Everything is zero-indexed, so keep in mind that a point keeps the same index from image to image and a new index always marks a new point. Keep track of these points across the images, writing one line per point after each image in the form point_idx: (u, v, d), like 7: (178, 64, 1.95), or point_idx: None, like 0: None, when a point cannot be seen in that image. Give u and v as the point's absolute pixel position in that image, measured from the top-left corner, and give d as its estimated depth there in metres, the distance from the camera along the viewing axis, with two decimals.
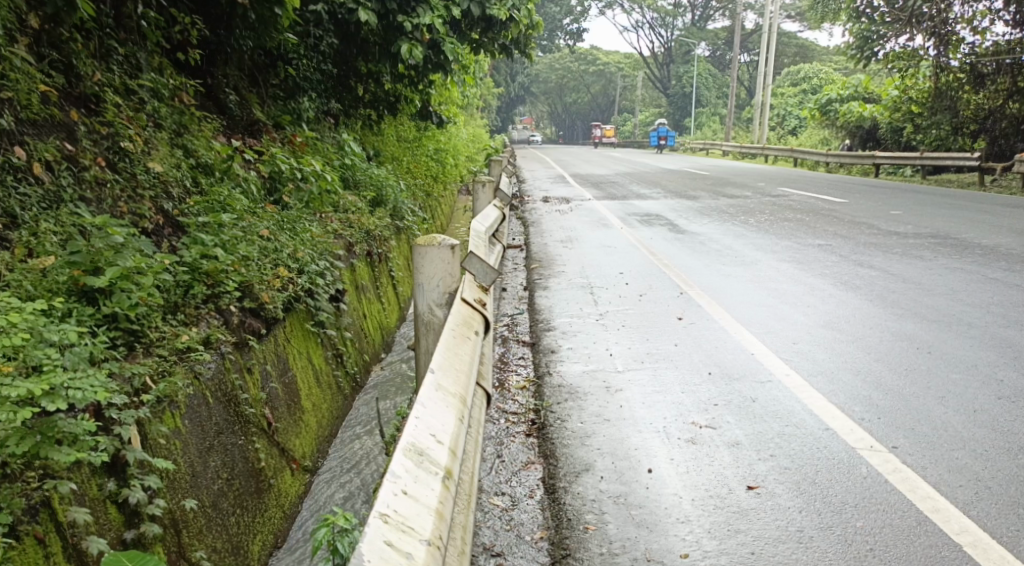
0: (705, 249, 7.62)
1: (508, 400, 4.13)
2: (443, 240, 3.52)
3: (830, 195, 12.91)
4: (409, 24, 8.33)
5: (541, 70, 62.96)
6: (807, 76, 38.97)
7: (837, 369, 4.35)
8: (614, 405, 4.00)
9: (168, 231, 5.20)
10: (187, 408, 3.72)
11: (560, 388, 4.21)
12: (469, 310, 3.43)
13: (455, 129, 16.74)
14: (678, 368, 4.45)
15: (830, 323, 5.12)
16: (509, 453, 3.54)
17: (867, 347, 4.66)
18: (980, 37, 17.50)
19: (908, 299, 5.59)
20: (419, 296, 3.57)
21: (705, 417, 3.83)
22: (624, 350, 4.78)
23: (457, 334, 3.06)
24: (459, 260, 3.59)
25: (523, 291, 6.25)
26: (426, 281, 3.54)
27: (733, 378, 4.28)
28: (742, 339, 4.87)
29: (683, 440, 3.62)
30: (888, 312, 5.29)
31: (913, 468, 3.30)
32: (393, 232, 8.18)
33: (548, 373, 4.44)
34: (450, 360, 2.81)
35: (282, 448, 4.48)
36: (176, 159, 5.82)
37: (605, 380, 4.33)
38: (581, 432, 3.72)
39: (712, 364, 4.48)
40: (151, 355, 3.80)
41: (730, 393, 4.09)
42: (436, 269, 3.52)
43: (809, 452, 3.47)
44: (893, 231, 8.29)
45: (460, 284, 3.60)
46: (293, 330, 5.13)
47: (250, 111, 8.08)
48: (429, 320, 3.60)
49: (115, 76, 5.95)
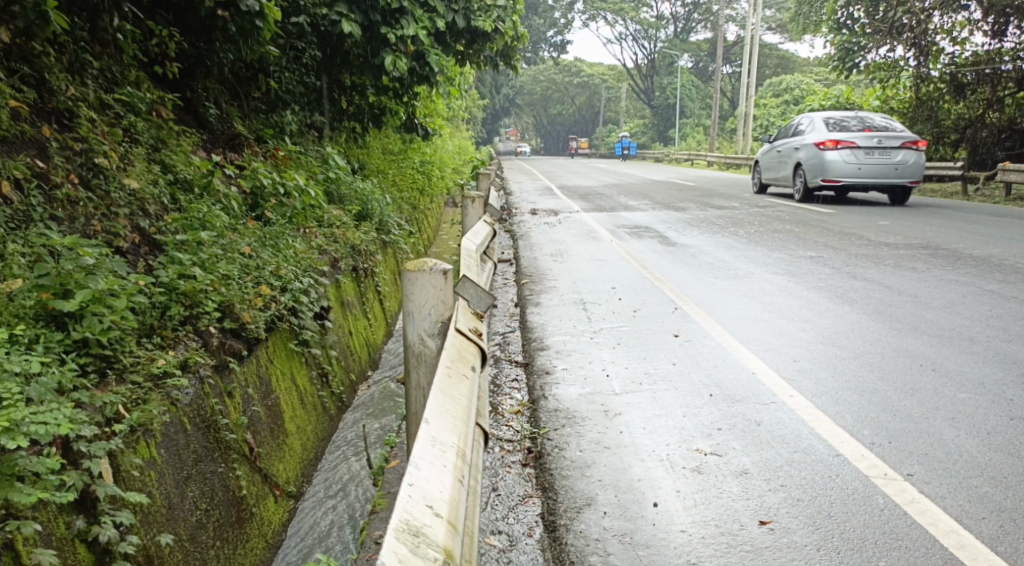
0: (696, 262, 7.52)
1: (501, 426, 3.98)
2: (434, 266, 3.34)
3: (817, 205, 12.89)
4: (393, 36, 8.24)
5: (524, 82, 63.06)
6: (789, 87, 39.16)
7: (841, 388, 4.24)
8: (614, 431, 3.86)
9: (145, 250, 5.04)
10: (163, 436, 3.57)
11: (556, 413, 4.06)
12: (463, 340, 3.23)
13: (440, 141, 16.63)
14: (677, 390, 4.32)
15: (829, 339, 5.01)
16: (505, 485, 3.40)
17: (870, 365, 4.55)
18: (960, 47, 17.61)
19: (906, 312, 5.49)
20: (409, 326, 3.39)
21: (709, 444, 3.69)
22: (621, 370, 4.64)
23: (452, 370, 2.84)
24: (451, 286, 3.41)
25: (513, 307, 6.12)
26: (416, 310, 3.36)
27: (735, 400, 4.15)
28: (741, 357, 4.75)
29: (689, 469, 3.48)
30: (887, 326, 5.19)
31: (932, 499, 3.19)
32: (378, 246, 8.04)
33: (544, 396, 4.29)
34: (444, 407, 2.51)
35: (264, 474, 4.31)
36: (153, 175, 5.66)
37: (603, 403, 4.19)
38: (582, 463, 3.57)
39: (713, 386, 4.35)
40: (125, 383, 3.64)
41: (733, 417, 3.96)
42: (427, 296, 3.34)
43: (821, 481, 3.34)
44: (883, 242, 8.22)
45: (452, 313, 3.42)
46: (276, 350, 4.97)
47: (230, 125, 7.92)
48: (420, 352, 3.40)
49: (89, 91, 5.80)
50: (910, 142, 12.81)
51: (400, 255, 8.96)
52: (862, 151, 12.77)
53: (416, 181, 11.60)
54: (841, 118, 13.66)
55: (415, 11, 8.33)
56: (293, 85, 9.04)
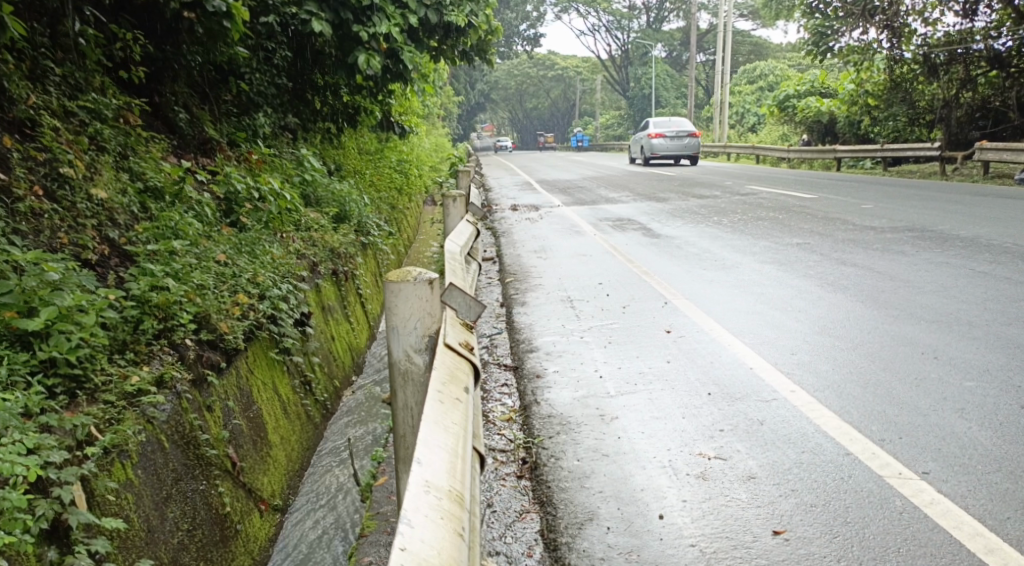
0: (682, 254, 7.42)
1: (492, 434, 3.86)
2: (418, 276, 3.08)
3: (798, 191, 12.83)
4: (365, 34, 8.09)
5: (499, 78, 62.85)
6: (762, 74, 39.20)
7: (842, 382, 4.15)
8: (610, 437, 3.74)
9: (115, 261, 4.85)
10: (140, 456, 3.42)
11: (549, 420, 3.93)
12: (452, 358, 3.02)
13: (416, 140, 16.45)
14: (673, 389, 4.21)
15: (826, 329, 4.93)
16: (500, 500, 3.28)
17: (869, 355, 4.47)
18: (932, 29, 17.66)
19: (900, 298, 5.42)
20: (394, 341, 3.15)
21: (712, 446, 3.59)
22: (614, 370, 4.53)
23: (445, 397, 2.65)
24: (438, 296, 3.16)
25: (499, 308, 5.99)
26: (401, 324, 3.12)
27: (734, 398, 4.06)
28: (736, 352, 4.65)
29: (693, 476, 3.37)
30: (883, 313, 5.12)
31: (951, 498, 3.10)
32: (358, 248, 7.87)
33: (535, 402, 4.16)
34: (436, 442, 2.34)
35: (248, 488, 4.16)
36: (121, 184, 5.48)
37: (599, 407, 4.07)
38: (580, 473, 3.45)
39: (710, 384, 4.25)
40: (97, 403, 3.48)
41: (734, 416, 3.86)
42: (413, 309, 3.09)
43: (833, 484, 3.24)
44: (869, 226, 8.17)
45: (441, 326, 3.19)
46: (256, 358, 4.82)
47: (202, 129, 7.72)
48: (406, 369, 3.18)
49: (52, 98, 5.60)
50: (692, 134, 23.46)
51: (381, 257, 8.80)
52: (668, 140, 23.84)
53: (394, 180, 11.42)
54: (661, 121, 24.81)
55: (386, 7, 8.22)
56: (265, 86, 8.85)
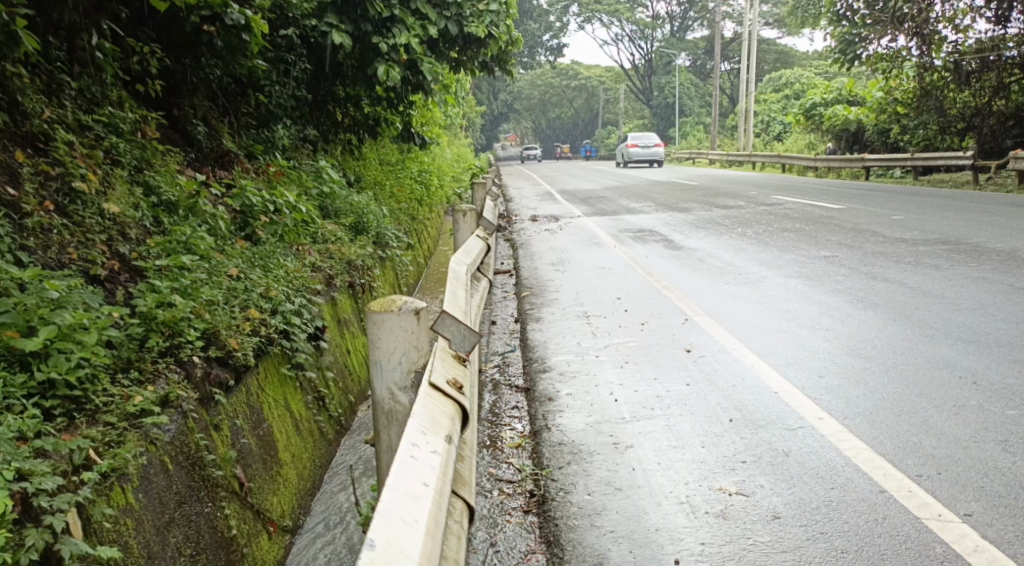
0: (705, 266, 7.24)
1: (501, 463, 3.71)
2: (403, 306, 2.95)
3: (825, 201, 12.58)
4: (385, 46, 8.00)
5: (523, 87, 62.92)
6: (789, 82, 38.81)
7: (875, 409, 3.95)
8: (625, 469, 3.57)
9: (125, 277, 4.76)
10: (141, 479, 3.32)
11: (561, 449, 3.77)
12: (437, 398, 2.81)
13: (437, 150, 16.36)
14: (692, 415, 4.04)
15: (857, 349, 4.73)
16: (505, 539, 3.13)
17: (903, 378, 4.27)
18: (963, 35, 17.32)
19: (935, 316, 5.21)
20: (378, 378, 3.02)
21: (734, 480, 3.42)
22: (630, 394, 4.36)
23: (419, 449, 2.40)
24: (426, 327, 3.03)
25: (514, 324, 5.85)
26: (384, 359, 2.99)
27: (758, 426, 3.88)
28: (761, 374, 4.47)
29: (713, 514, 3.20)
30: (918, 333, 4.92)
31: (997, 545, 2.90)
32: (376, 260, 7.77)
33: (546, 427, 4.01)
34: (400, 516, 2.08)
35: (257, 510, 4.03)
36: (135, 198, 5.41)
37: (613, 434, 3.90)
38: (590, 510, 3.29)
39: (732, 409, 4.07)
40: (97, 425, 3.38)
41: (757, 446, 3.68)
42: (397, 341, 2.96)
43: (866, 527, 3.05)
44: (900, 238, 7.93)
45: (428, 359, 3.05)
46: (267, 375, 4.72)
47: (220, 142, 7.67)
48: (391, 408, 3.05)
49: (67, 112, 5.54)
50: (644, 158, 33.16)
51: (400, 268, 8.69)
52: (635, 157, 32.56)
53: (414, 191, 11.33)
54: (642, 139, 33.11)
55: (406, 18, 8.12)
56: (284, 99, 8.77)
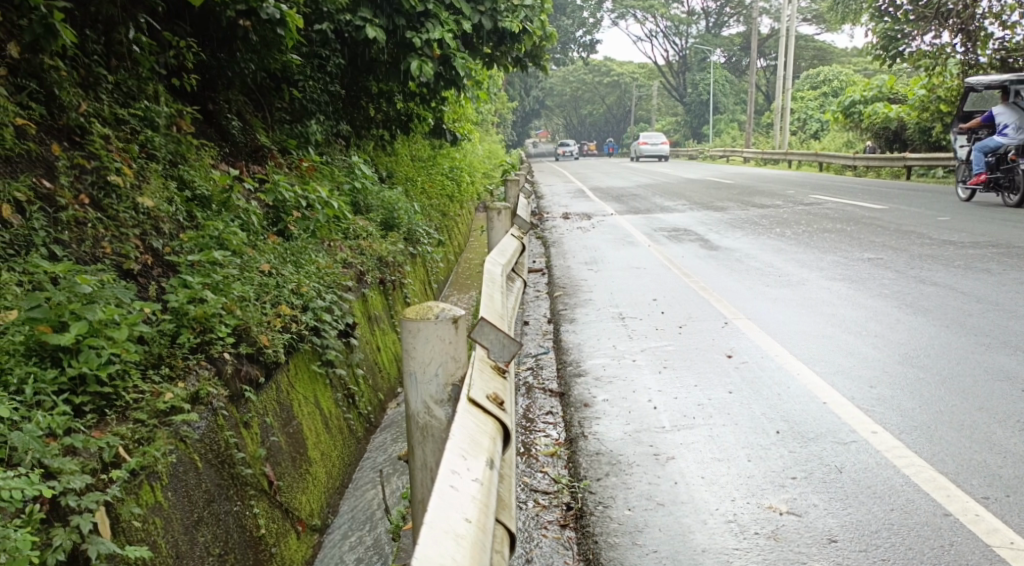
0: (743, 268, 7.08)
1: (535, 471, 3.61)
2: (441, 314, 2.82)
3: (866, 201, 12.31)
4: (419, 40, 7.93)
5: (555, 83, 62.68)
6: (827, 79, 38.12)
7: (933, 423, 3.80)
8: (666, 482, 3.46)
9: (157, 272, 4.73)
10: (170, 477, 3.28)
11: (598, 459, 3.67)
12: (479, 414, 2.68)
13: (470, 146, 16.28)
14: (736, 426, 3.92)
15: (908, 358, 4.57)
16: (541, 554, 3.03)
17: (961, 391, 4.10)
18: (1010, 32, 16.90)
19: (990, 324, 5.02)
20: (412, 391, 2.90)
21: (784, 499, 3.29)
22: (669, 401, 4.24)
23: (459, 477, 2.27)
24: (463, 336, 2.89)
25: (546, 324, 5.75)
26: (420, 369, 2.86)
27: (806, 439, 3.75)
28: (807, 383, 4.33)
29: (764, 536, 3.06)
30: (972, 341, 4.74)
31: None
32: (407, 257, 7.70)
33: (582, 435, 3.91)
34: (440, 559, 1.93)
35: (285, 508, 3.99)
36: (169, 193, 5.38)
37: (654, 444, 3.79)
38: (631, 527, 3.17)
39: (779, 420, 3.94)
40: (127, 422, 3.34)
41: (808, 462, 3.55)
42: (433, 351, 2.83)
43: (931, 553, 2.90)
44: (947, 240, 7.70)
45: (467, 371, 2.92)
46: (298, 372, 4.68)
47: (254, 136, 7.65)
48: (426, 423, 2.92)
49: (103, 106, 5.52)
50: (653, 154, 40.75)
51: (431, 265, 8.64)
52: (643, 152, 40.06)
53: (446, 187, 11.27)
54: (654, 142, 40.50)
55: (440, 14, 8.03)
56: (318, 94, 8.74)
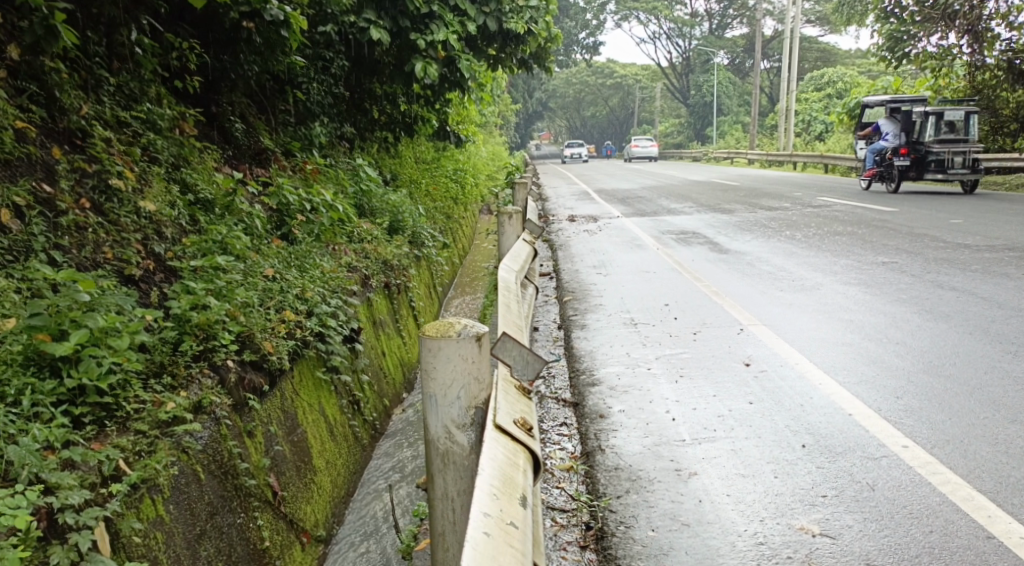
0: (755, 271, 6.97)
1: (552, 487, 3.50)
2: (463, 331, 2.64)
3: (874, 204, 12.20)
4: (424, 42, 7.84)
5: (558, 85, 62.62)
6: (831, 81, 37.89)
7: (964, 437, 3.69)
8: (690, 500, 3.34)
9: (160, 277, 4.63)
10: (172, 490, 3.18)
11: (618, 475, 3.57)
12: (506, 443, 2.58)
13: (473, 149, 16.15)
14: (759, 440, 3.81)
15: (932, 367, 4.47)
16: None
17: (990, 403, 3.99)
18: (1017, 33, 16.79)
19: (1013, 331, 4.91)
20: (433, 414, 2.70)
21: (815, 518, 3.17)
22: (688, 413, 4.14)
23: (492, 521, 2.15)
24: (486, 354, 2.71)
25: (557, 331, 5.65)
26: (440, 391, 2.67)
27: (833, 453, 3.64)
28: (830, 394, 4.23)
29: (797, 560, 2.94)
30: (997, 349, 4.63)
31: None
32: (412, 260, 7.60)
33: (599, 449, 3.81)
34: None
35: (290, 520, 3.89)
36: (171, 196, 5.29)
37: (674, 459, 3.68)
38: (656, 549, 3.05)
39: (804, 434, 3.83)
40: (128, 433, 3.24)
41: (837, 478, 3.44)
42: (455, 371, 2.64)
43: None
44: (961, 243, 7.60)
45: (490, 394, 2.73)
46: (302, 380, 4.57)
47: (257, 139, 7.55)
48: (447, 449, 2.72)
49: (105, 108, 5.43)
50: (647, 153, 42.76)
51: (436, 268, 8.54)
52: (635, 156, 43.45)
53: (450, 190, 11.17)
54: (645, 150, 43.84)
55: (445, 15, 7.93)
56: (322, 96, 8.63)
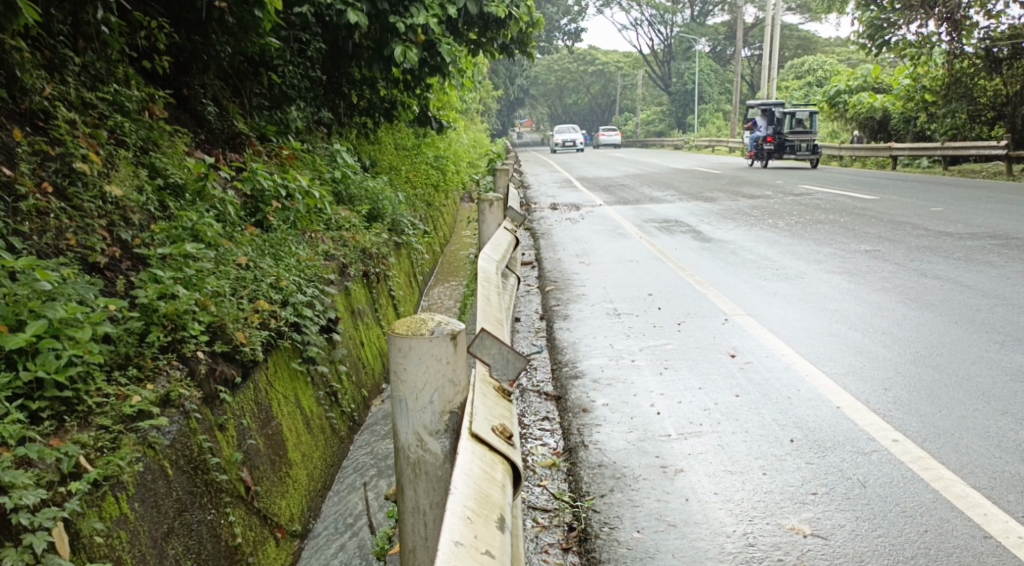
0: (738, 261, 6.90)
1: (533, 485, 3.41)
2: (436, 329, 2.48)
3: (856, 191, 12.19)
4: (402, 25, 7.66)
5: (539, 72, 62.33)
6: (811, 69, 37.90)
7: (955, 430, 3.63)
8: (677, 500, 3.26)
9: (126, 265, 4.48)
10: (137, 486, 3.05)
11: (600, 472, 3.48)
12: (484, 455, 2.35)
13: (454, 135, 15.95)
14: (747, 436, 3.72)
15: (920, 358, 4.41)
16: None
17: (981, 395, 3.94)
18: (996, 21, 16.82)
19: (1000, 320, 4.87)
20: (404, 420, 2.55)
21: (805, 517, 3.09)
22: (673, 406, 4.06)
23: (465, 550, 1.91)
24: (462, 354, 2.54)
25: (538, 321, 5.56)
26: (411, 395, 2.51)
27: (823, 448, 3.57)
28: (819, 386, 4.16)
29: (788, 562, 2.85)
30: (986, 339, 4.58)
31: None
32: (392, 248, 7.47)
33: (582, 445, 3.72)
34: None
35: (263, 515, 3.76)
36: (139, 181, 5.12)
37: (660, 455, 3.60)
38: (642, 552, 2.96)
39: (792, 429, 3.75)
40: (89, 428, 3.12)
41: (825, 474, 3.38)
42: (427, 373, 2.48)
43: None
44: (944, 231, 7.57)
45: (465, 397, 2.56)
46: (277, 371, 4.43)
47: (231, 123, 7.35)
48: (419, 458, 2.57)
49: (69, 89, 5.24)
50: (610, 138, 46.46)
51: (416, 257, 8.40)
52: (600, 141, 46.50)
53: (430, 177, 11.01)
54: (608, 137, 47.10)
55: None
56: (298, 79, 8.44)
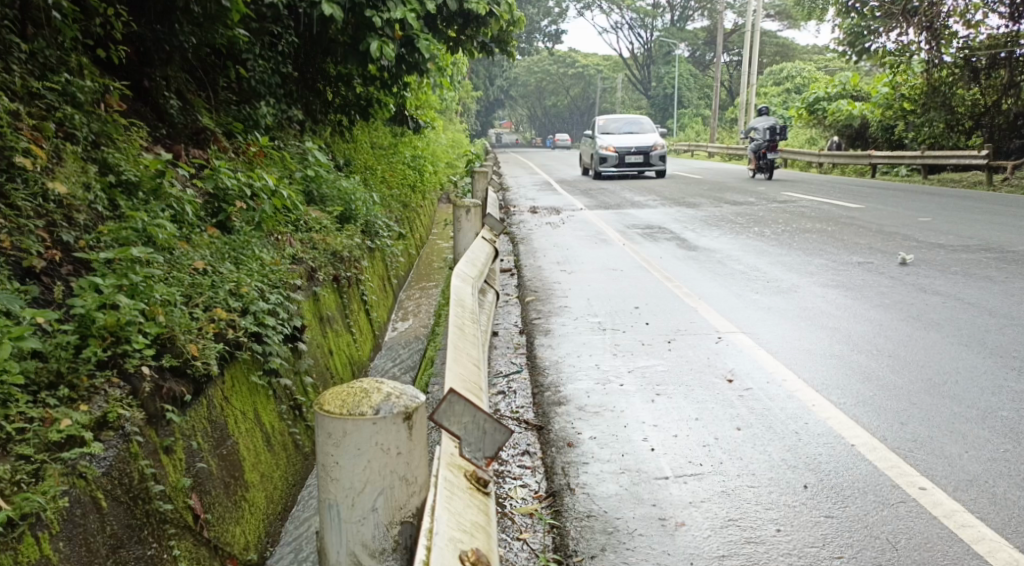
0: (726, 271, 6.63)
1: (512, 537, 3.12)
2: (381, 407, 2.21)
3: (841, 200, 11.99)
4: (379, 20, 7.29)
5: (519, 73, 62.14)
6: (789, 75, 38.13)
7: (987, 477, 3.35)
8: (681, 563, 2.94)
9: (66, 269, 4.12)
10: (63, 523, 2.70)
11: (591, 526, 3.17)
12: None
13: (431, 135, 15.60)
14: (756, 485, 3.40)
15: (935, 388, 4.14)
16: None
17: (1009, 433, 3.67)
18: (974, 31, 16.82)
19: (1014, 343, 4.62)
20: (339, 535, 2.26)
21: None
22: (669, 441, 3.78)
23: None
24: (413, 443, 2.27)
25: (518, 336, 5.25)
26: (348, 502, 2.24)
27: (842, 498, 3.28)
28: (829, 420, 3.89)
29: None
30: (1004, 366, 4.32)
31: None
32: (364, 252, 7.10)
33: (567, 488, 3.43)
34: None
35: (214, 546, 3.34)
36: (87, 177, 4.73)
37: (657, 504, 3.30)
38: None
39: (807, 474, 3.46)
40: (8, 458, 2.79)
41: (850, 533, 3.06)
42: (368, 471, 2.22)
43: None
44: (936, 243, 7.35)
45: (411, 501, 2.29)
46: (234, 387, 4.02)
47: (195, 117, 6.95)
48: None
49: (13, 77, 4.83)
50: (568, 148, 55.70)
51: (391, 260, 8.03)
52: None
53: (407, 177, 10.66)
54: None
55: None
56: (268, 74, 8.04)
